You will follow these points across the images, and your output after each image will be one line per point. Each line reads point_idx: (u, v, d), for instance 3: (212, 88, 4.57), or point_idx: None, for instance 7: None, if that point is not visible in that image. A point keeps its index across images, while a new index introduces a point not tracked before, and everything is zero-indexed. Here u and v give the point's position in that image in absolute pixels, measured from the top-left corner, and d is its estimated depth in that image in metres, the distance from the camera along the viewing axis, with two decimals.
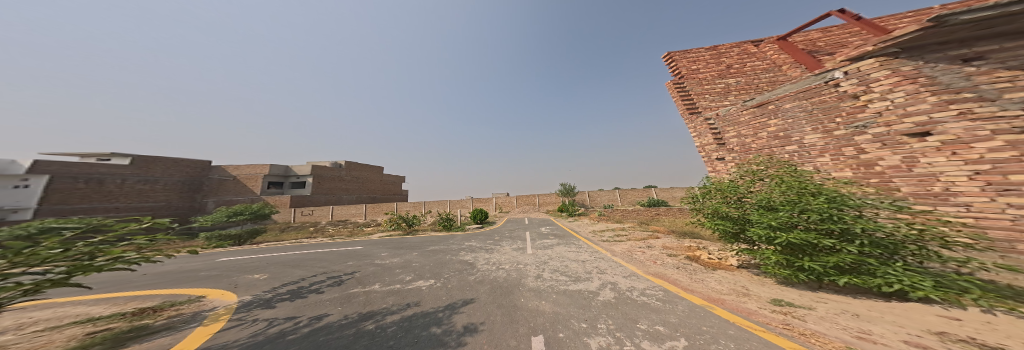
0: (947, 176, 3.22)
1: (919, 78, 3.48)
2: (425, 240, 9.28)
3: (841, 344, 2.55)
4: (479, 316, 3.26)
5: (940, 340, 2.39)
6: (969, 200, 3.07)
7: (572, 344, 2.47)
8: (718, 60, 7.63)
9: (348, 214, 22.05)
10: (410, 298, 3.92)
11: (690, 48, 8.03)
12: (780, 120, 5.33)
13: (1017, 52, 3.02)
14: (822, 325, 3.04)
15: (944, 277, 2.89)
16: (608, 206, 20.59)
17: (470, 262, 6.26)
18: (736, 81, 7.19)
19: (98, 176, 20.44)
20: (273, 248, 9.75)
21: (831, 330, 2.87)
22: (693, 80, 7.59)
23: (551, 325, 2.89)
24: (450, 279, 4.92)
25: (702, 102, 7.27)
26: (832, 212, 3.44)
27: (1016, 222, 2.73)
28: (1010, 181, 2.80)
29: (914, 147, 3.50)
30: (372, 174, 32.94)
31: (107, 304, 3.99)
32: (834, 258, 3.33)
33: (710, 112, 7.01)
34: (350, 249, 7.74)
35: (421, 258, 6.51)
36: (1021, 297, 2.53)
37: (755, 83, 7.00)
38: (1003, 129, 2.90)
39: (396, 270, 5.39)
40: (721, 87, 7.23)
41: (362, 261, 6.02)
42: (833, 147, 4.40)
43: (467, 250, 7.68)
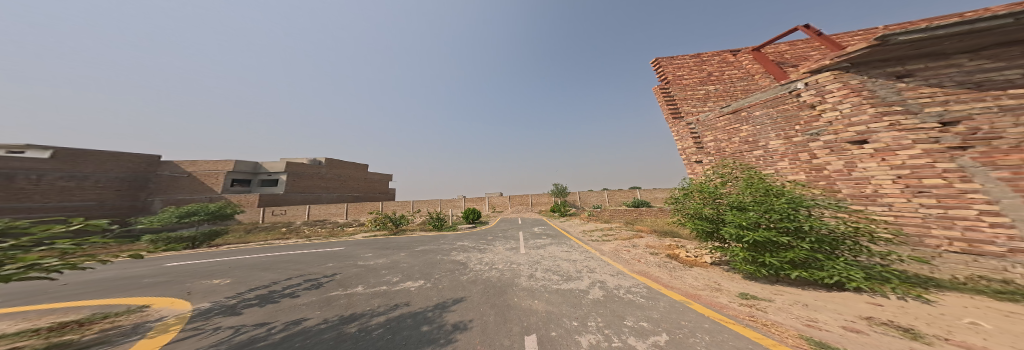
0: (876, 180, 3.62)
1: (862, 91, 3.85)
2: (413, 240, 9.14)
3: (796, 332, 2.83)
4: (470, 313, 3.33)
5: (869, 324, 2.72)
6: (891, 201, 3.51)
7: (564, 342, 2.58)
8: (701, 68, 8.03)
9: (329, 214, 21.14)
10: (398, 299, 3.91)
11: (676, 55, 8.41)
12: (750, 126, 5.65)
13: (937, 71, 3.46)
14: (780, 315, 3.34)
15: (871, 269, 3.29)
16: (597, 206, 21.10)
17: (457, 261, 6.30)
18: (715, 88, 7.61)
19: (8, 171, 18.01)
20: (232, 252, 9.15)
21: (787, 319, 3.17)
22: (677, 86, 7.99)
23: (544, 324, 2.99)
24: (439, 279, 4.93)
25: (684, 107, 7.65)
26: (790, 212, 3.80)
27: (925, 219, 3.26)
28: (923, 184, 3.29)
29: (854, 153, 3.87)
30: (357, 172, 31.88)
31: (13, 321, 3.62)
32: (793, 253, 3.64)
33: (692, 118, 7.34)
34: (330, 250, 7.53)
35: (409, 258, 6.46)
36: (929, 284, 2.95)
37: (731, 90, 7.45)
38: (922, 139, 3.37)
39: (381, 270, 5.36)
40: (702, 93, 7.64)
41: (344, 263, 5.90)
42: (792, 152, 4.71)
43: (458, 250, 7.67)
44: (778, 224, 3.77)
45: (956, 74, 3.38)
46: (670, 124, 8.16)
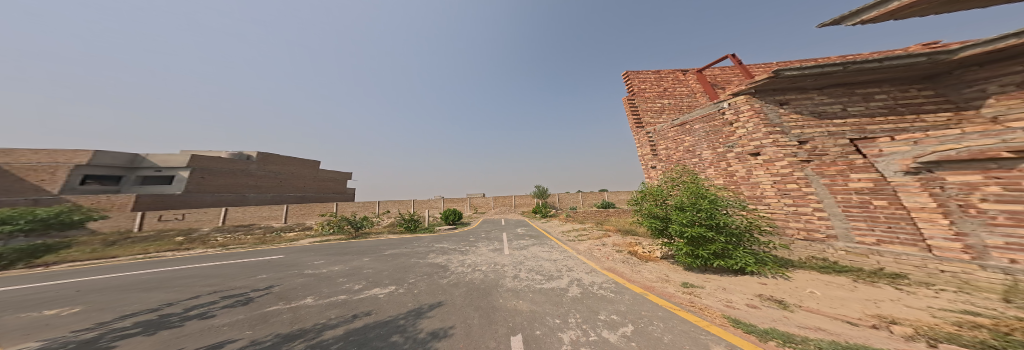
0: (763, 185, 4.56)
1: (761, 114, 4.63)
2: (379, 244, 8.61)
3: (721, 312, 3.42)
4: (451, 319, 3.24)
5: (761, 300, 3.41)
6: (770, 201, 4.48)
7: (548, 341, 2.62)
8: (662, 83, 8.89)
9: (269, 218, 18.21)
10: (361, 309, 3.64)
11: (641, 70, 9.20)
12: (690, 137, 6.57)
13: (800, 102, 4.43)
14: (710, 299, 3.98)
15: (761, 255, 4.14)
16: (574, 208, 22.16)
17: (421, 264, 6.17)
18: (669, 102, 8.66)
19: None
20: (78, 272, 6.78)
21: (714, 302, 3.81)
22: (642, 98, 8.87)
23: (529, 324, 3.04)
24: (409, 284, 4.77)
25: (645, 118, 8.58)
26: (712, 211, 4.49)
27: (785, 215, 4.28)
28: (788, 188, 4.23)
29: (750, 163, 4.78)
30: (300, 169, 28.68)
31: None
32: (713, 246, 4.34)
33: (650, 128, 8.33)
34: (263, 261, 6.64)
35: (370, 263, 6.18)
36: (789, 264, 3.92)
37: (679, 105, 8.56)
38: (789, 154, 4.28)
39: (334, 279, 5.06)
40: (658, 106, 8.63)
41: (284, 274, 5.33)
42: (715, 161, 5.64)
43: (436, 252, 7.49)
44: (705, 222, 4.42)
45: (810, 105, 4.39)
46: (633, 132, 9.05)
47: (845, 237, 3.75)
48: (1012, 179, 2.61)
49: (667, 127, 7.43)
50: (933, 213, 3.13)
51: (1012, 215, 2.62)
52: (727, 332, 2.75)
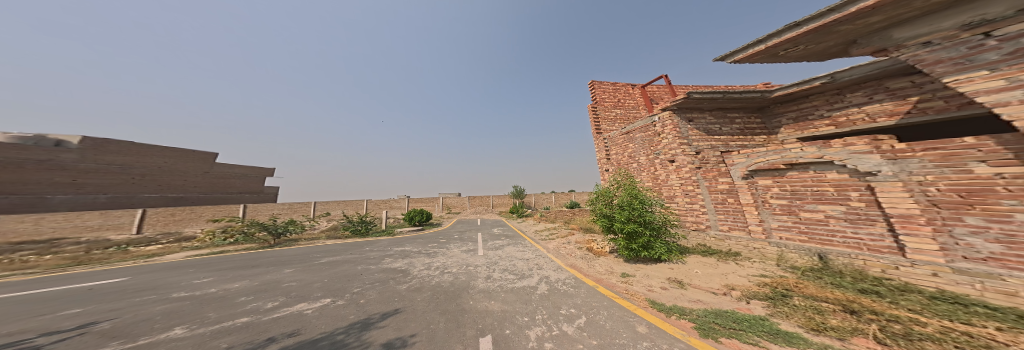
0: (675, 187, 5.48)
1: (675, 129, 5.35)
2: (309, 256, 7.10)
3: (644, 296, 3.88)
4: (414, 325, 2.68)
5: (669, 282, 4.12)
6: (679, 200, 5.43)
7: (517, 339, 2.37)
8: (619, 94, 9.62)
9: (74, 231, 8.55)
10: (276, 331, 2.58)
11: (602, 81, 9.93)
12: (632, 145, 7.48)
13: (699, 121, 5.31)
14: (639, 285, 4.42)
15: (672, 244, 5.02)
16: (548, 207, 22.80)
17: (368, 271, 5.06)
18: (623, 112, 9.60)
19: None
20: None
21: (639, 287, 4.29)
22: (603, 106, 9.56)
23: (498, 323, 2.73)
24: (353, 294, 3.67)
25: (602, 126, 9.40)
26: (645, 210, 5.07)
27: (686, 211, 5.28)
28: (689, 190, 5.19)
29: (667, 169, 5.65)
30: None
31: None
32: (643, 240, 4.96)
33: (606, 135, 9.19)
34: (90, 289, 4.30)
35: (293, 279, 4.79)
36: (687, 250, 4.86)
37: (631, 116, 9.60)
38: (688, 164, 5.18)
39: (233, 298, 3.61)
40: (614, 115, 9.49)
41: (128, 303, 3.44)
42: (647, 167, 6.53)
43: (393, 257, 6.34)
44: (638, 220, 4.98)
45: (705, 123, 5.30)
46: (595, 138, 9.78)
47: (714, 227, 4.85)
48: (783, 183, 3.92)
49: (619, 134, 8.23)
50: (750, 206, 4.32)
51: (779, 205, 3.98)
52: (649, 312, 3.20)
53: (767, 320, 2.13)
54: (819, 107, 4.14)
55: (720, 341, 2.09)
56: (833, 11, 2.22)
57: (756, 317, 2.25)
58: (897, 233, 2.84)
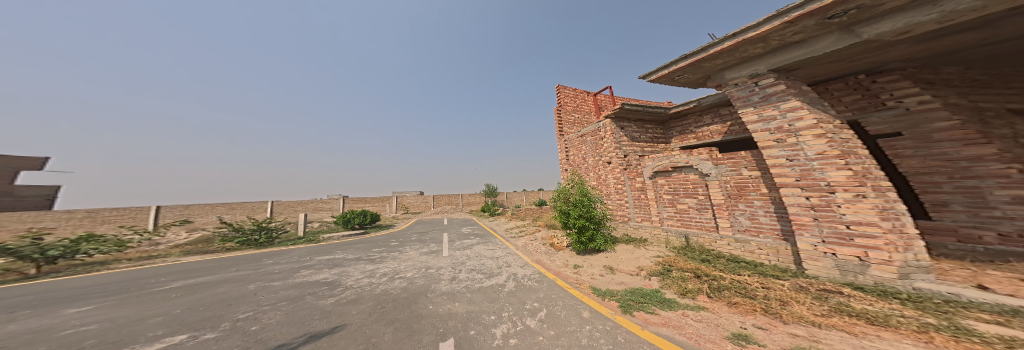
0: (613, 186, 6.20)
1: (612, 134, 6.05)
2: (152, 277, 4.63)
3: (588, 284, 3.97)
4: (354, 342, 2.09)
5: (601, 268, 4.54)
6: (616, 197, 6.16)
7: (483, 340, 2.07)
8: (580, 100, 10.06)
9: None
10: None
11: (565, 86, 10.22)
12: (584, 147, 8.18)
13: (631, 128, 6.09)
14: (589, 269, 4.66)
15: (609, 236, 5.72)
16: (519, 205, 23.07)
17: (266, 289, 3.61)
18: (583, 116, 10.16)
19: None
20: None
21: (587, 272, 4.53)
22: (565, 109, 9.85)
23: (461, 325, 2.37)
24: (236, 322, 2.49)
25: (565, 128, 9.93)
26: (592, 207, 5.56)
27: (620, 206, 6.04)
28: (623, 187, 5.94)
29: (607, 169, 6.36)
30: None
31: None
32: (589, 233, 5.44)
33: (567, 137, 9.78)
34: None
35: (90, 318, 2.63)
36: (619, 240, 5.58)
37: (590, 119, 10.23)
38: (619, 165, 5.96)
39: None
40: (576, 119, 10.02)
41: None
42: (594, 167, 7.26)
43: (316, 268, 5.10)
44: (586, 216, 5.45)
45: (635, 130, 6.11)
46: (558, 140, 10.16)
47: (633, 219, 5.74)
48: (668, 182, 5.03)
49: (576, 136, 8.82)
50: (651, 201, 5.34)
51: (664, 200, 5.11)
52: (590, 298, 3.38)
53: (658, 291, 2.78)
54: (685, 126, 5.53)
55: (633, 314, 2.51)
56: (702, 51, 3.04)
57: (652, 291, 2.84)
58: (716, 217, 4.23)
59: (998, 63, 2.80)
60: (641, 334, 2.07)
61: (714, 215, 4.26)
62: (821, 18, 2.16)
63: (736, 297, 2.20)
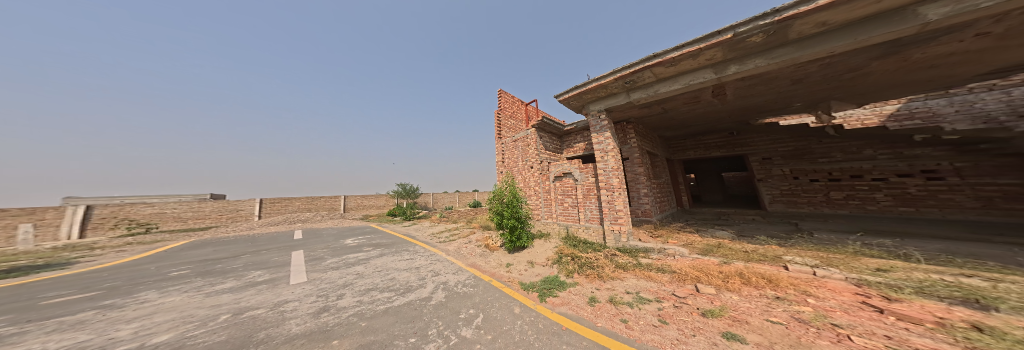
0: (534, 186, 6.97)
1: (535, 142, 6.86)
2: None
3: (518, 281, 3.76)
4: None
5: (526, 262, 4.69)
6: (537, 197, 6.93)
7: None
8: (518, 107, 10.04)
9: None
10: None
11: (507, 94, 9.69)
12: (513, 152, 8.57)
13: (548, 138, 7.11)
14: (519, 262, 4.77)
15: (533, 233, 6.20)
16: (448, 207, 21.63)
17: None
18: (521, 122, 10.12)
19: None
20: None
21: (518, 264, 4.66)
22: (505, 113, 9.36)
23: None
24: None
25: (506, 131, 9.30)
26: (521, 208, 5.84)
27: (540, 206, 6.81)
28: (536, 189, 6.91)
29: (530, 173, 7.10)
30: None
31: None
32: (518, 231, 5.64)
33: (506, 139, 9.24)
34: None
35: None
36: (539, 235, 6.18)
37: (526, 125, 10.36)
38: (535, 169, 6.85)
39: None
40: (516, 124, 9.75)
41: None
42: (519, 170, 7.94)
43: None
44: (517, 215, 5.67)
45: (550, 141, 7.16)
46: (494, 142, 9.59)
47: (543, 216, 6.76)
48: (556, 186, 6.45)
49: (510, 140, 8.65)
50: (551, 200, 6.56)
51: (555, 200, 6.46)
52: (515, 291, 3.30)
53: (556, 276, 3.42)
54: (574, 141, 7.20)
55: (548, 301, 2.83)
56: (581, 86, 4.45)
57: (554, 276, 3.45)
58: (579, 212, 5.82)
59: (736, 106, 5.03)
60: (551, 316, 2.43)
61: (578, 209, 5.85)
62: (622, 81, 4.03)
63: (589, 264, 3.64)
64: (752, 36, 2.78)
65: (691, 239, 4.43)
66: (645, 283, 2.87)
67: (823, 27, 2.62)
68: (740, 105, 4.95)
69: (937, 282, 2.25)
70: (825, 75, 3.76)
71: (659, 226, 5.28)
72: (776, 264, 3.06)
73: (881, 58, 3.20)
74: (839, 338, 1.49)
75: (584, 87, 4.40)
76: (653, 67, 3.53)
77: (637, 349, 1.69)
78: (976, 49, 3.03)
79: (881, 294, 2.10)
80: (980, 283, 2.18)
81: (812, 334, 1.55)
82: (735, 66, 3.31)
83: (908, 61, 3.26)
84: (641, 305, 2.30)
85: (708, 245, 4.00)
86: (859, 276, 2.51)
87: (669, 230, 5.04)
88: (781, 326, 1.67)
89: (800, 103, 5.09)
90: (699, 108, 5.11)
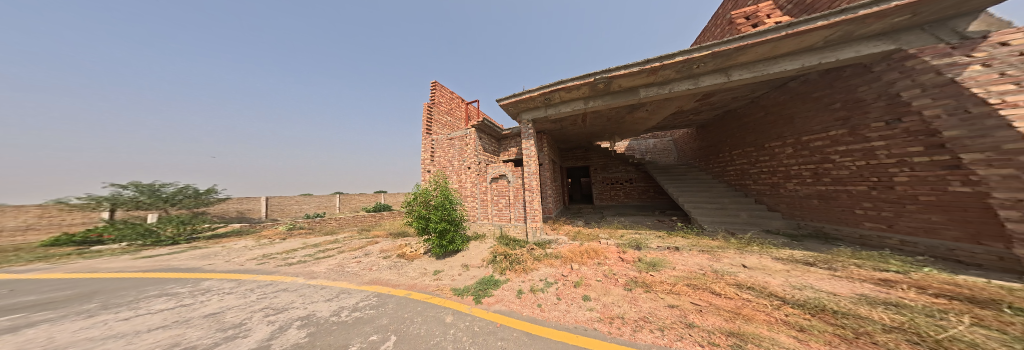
0: (472, 188, 6.80)
1: (473, 143, 6.71)
2: None
3: (450, 287, 3.54)
4: None
5: (461, 266, 4.46)
6: (474, 198, 6.77)
7: None
8: (453, 104, 9.39)
9: None
10: None
11: (442, 87, 8.87)
12: (447, 151, 7.96)
13: (485, 139, 7.06)
14: (450, 268, 4.46)
15: (468, 237, 5.97)
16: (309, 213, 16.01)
17: None
18: (456, 119, 9.49)
19: None
20: None
21: (450, 269, 4.41)
22: (438, 109, 8.63)
23: None
24: None
25: (435, 127, 8.45)
26: (453, 211, 5.48)
27: (478, 209, 6.70)
28: (474, 191, 6.77)
29: (467, 174, 6.87)
30: None
31: None
32: (450, 235, 5.29)
33: (435, 136, 8.40)
34: None
35: None
36: (474, 238, 6.03)
37: (461, 123, 9.78)
38: (473, 170, 6.70)
39: None
40: (448, 121, 9.03)
41: None
42: (455, 170, 7.43)
43: None
44: (449, 218, 5.33)
45: (488, 143, 7.20)
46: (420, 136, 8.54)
47: (479, 218, 6.69)
48: (491, 188, 6.53)
49: (444, 138, 8.05)
50: (488, 202, 6.58)
51: (490, 201, 6.55)
52: (442, 298, 3.08)
53: (492, 275, 3.45)
54: (507, 145, 7.59)
55: (483, 302, 2.79)
56: (511, 97, 4.78)
57: (489, 278, 3.41)
58: (512, 212, 6.10)
59: (614, 130, 7.03)
60: (485, 315, 2.44)
61: (510, 209, 6.12)
62: (543, 98, 4.59)
63: (518, 258, 3.96)
64: (599, 83, 4.01)
65: (570, 228, 5.88)
66: (556, 269, 3.43)
67: (620, 87, 4.23)
68: (618, 129, 6.81)
69: (631, 239, 4.60)
70: (637, 119, 5.96)
71: (555, 220, 6.61)
72: (597, 240, 4.76)
73: (625, 114, 5.54)
74: (615, 281, 2.86)
75: (513, 98, 4.74)
76: (559, 91, 4.29)
77: (544, 323, 2.07)
78: (646, 117, 5.86)
79: (621, 250, 4.02)
80: (637, 236, 4.89)
81: (612, 282, 2.83)
82: (591, 102, 4.60)
83: (631, 117, 5.76)
84: (548, 288, 2.81)
85: (575, 232, 5.51)
86: (611, 241, 4.51)
87: (559, 222, 6.42)
88: (599, 281, 2.88)
89: (606, 134, 7.47)
90: (591, 130, 6.77)
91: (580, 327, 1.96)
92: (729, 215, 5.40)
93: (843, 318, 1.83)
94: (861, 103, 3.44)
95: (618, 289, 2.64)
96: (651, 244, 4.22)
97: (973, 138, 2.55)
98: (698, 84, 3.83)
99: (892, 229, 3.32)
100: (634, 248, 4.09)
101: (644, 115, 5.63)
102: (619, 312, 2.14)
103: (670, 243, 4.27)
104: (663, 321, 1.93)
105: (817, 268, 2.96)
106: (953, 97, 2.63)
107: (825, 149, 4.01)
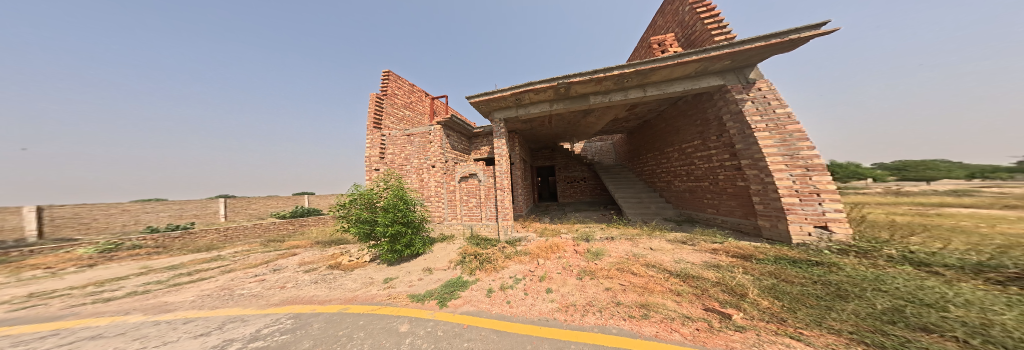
0: (436, 187, 6.40)
1: (440, 140, 6.35)
2: None
3: (407, 293, 3.23)
4: None
5: (423, 271, 4.16)
6: (445, 197, 6.41)
7: None
8: (412, 98, 8.63)
9: None
10: None
11: (399, 78, 8.13)
12: (405, 148, 7.22)
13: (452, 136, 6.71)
14: (410, 275, 4.11)
15: (430, 240, 5.57)
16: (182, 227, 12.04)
17: None
18: (415, 114, 8.74)
19: None
20: None
21: (413, 275, 4.07)
22: (391, 101, 7.81)
23: None
24: None
25: (387, 121, 7.62)
26: (410, 212, 5.02)
27: (445, 209, 6.37)
28: (440, 190, 6.40)
29: (433, 173, 6.42)
30: None
31: None
32: (407, 238, 4.85)
33: (386, 131, 7.56)
34: None
35: None
36: (437, 241, 5.67)
37: (421, 119, 9.05)
38: (439, 169, 6.33)
39: None
40: (404, 115, 8.24)
41: None
42: (417, 169, 6.84)
43: None
44: (404, 220, 4.87)
45: (456, 140, 6.88)
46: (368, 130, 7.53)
47: (446, 218, 6.36)
48: (459, 187, 6.30)
49: (399, 134, 7.32)
50: (456, 202, 6.31)
51: (457, 200, 6.31)
52: (394, 307, 2.82)
53: (459, 277, 3.33)
54: (477, 144, 7.44)
55: (449, 305, 2.66)
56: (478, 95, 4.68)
57: (458, 279, 3.27)
58: (482, 211, 6.00)
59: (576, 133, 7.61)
60: (452, 318, 2.33)
61: (480, 208, 6.02)
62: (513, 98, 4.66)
63: (486, 258, 3.92)
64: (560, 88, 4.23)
65: (538, 225, 6.11)
66: (524, 265, 3.53)
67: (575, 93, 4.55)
68: (577, 131, 7.33)
69: (587, 232, 5.01)
70: (591, 123, 6.52)
71: (524, 218, 6.77)
72: (558, 235, 5.02)
73: (579, 118, 6.03)
74: (570, 272, 3.08)
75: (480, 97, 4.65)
76: (528, 92, 4.38)
77: (507, 319, 2.11)
78: (591, 123, 6.49)
79: (575, 242, 4.35)
80: (588, 229, 5.34)
81: (568, 273, 3.04)
82: (554, 105, 4.80)
83: (585, 121, 6.31)
84: (518, 284, 2.86)
85: (542, 228, 5.74)
86: (575, 234, 4.90)
87: (528, 220, 6.58)
88: (558, 273, 3.07)
89: (567, 136, 8.00)
90: (554, 131, 7.14)
91: (542, 319, 2.04)
92: (643, 207, 6.31)
93: (695, 279, 2.40)
94: (708, 121, 4.49)
95: (570, 278, 2.86)
96: (597, 236, 4.67)
97: (744, 149, 3.75)
98: (627, 96, 4.39)
99: (718, 211, 4.66)
100: (586, 240, 4.46)
101: (593, 120, 6.25)
102: (574, 299, 2.30)
103: (613, 233, 4.79)
104: (602, 303, 2.16)
105: (685, 244, 3.70)
106: (736, 123, 3.85)
107: (693, 154, 5.11)
